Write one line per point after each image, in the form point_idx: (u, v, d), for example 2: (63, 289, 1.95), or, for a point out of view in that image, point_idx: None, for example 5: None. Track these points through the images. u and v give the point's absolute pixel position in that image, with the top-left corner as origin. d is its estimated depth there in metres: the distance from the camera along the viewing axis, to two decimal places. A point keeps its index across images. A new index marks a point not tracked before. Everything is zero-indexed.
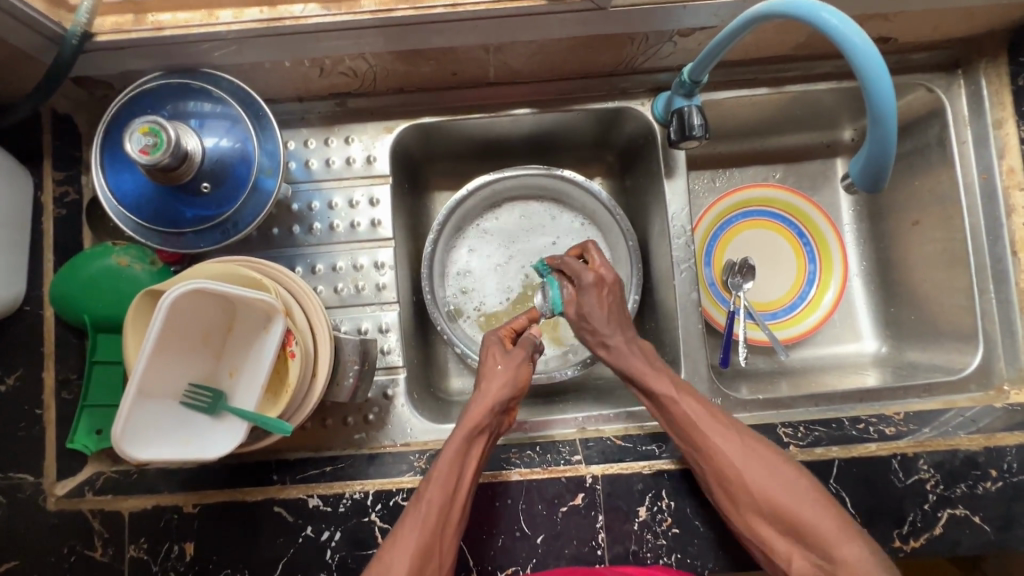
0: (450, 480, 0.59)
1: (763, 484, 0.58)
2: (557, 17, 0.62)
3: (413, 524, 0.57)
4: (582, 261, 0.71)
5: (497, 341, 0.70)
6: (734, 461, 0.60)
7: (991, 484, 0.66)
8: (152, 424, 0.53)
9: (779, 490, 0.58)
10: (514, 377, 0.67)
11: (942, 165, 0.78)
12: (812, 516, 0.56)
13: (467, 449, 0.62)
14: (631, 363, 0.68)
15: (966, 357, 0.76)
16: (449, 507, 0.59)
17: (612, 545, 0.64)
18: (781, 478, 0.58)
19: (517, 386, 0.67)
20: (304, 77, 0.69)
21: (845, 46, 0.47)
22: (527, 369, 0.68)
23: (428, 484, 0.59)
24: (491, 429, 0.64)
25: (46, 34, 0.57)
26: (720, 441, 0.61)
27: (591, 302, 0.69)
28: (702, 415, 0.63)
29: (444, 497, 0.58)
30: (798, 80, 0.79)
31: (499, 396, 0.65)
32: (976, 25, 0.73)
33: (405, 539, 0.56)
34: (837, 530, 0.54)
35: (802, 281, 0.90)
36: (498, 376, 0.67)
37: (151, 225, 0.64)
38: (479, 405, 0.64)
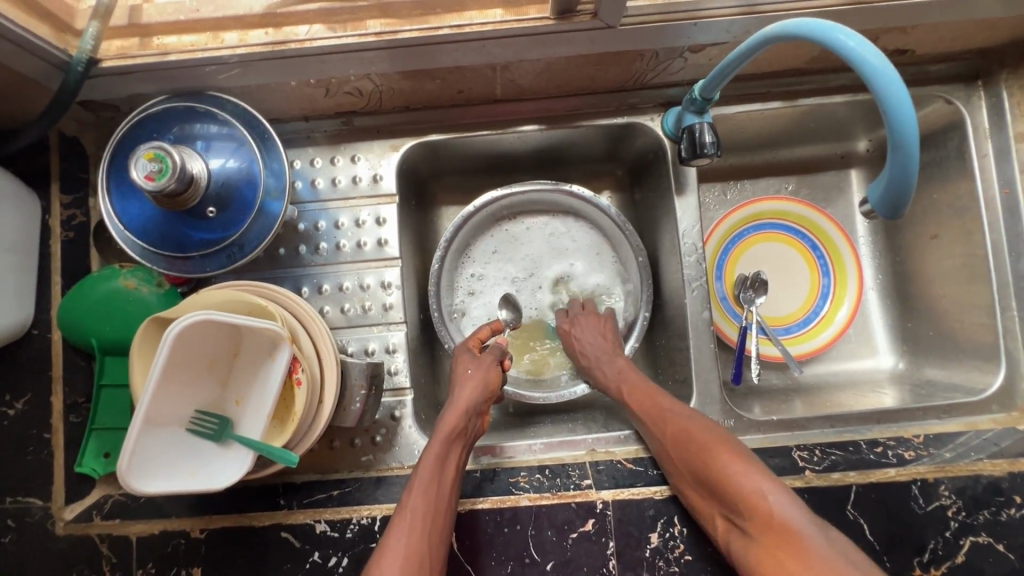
0: (432, 486, 0.60)
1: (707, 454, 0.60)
2: (565, 36, 0.61)
3: (401, 534, 0.57)
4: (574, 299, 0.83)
5: (468, 351, 0.72)
6: (684, 436, 0.62)
7: (1015, 511, 0.64)
8: (157, 455, 0.52)
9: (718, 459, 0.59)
10: (485, 381, 0.68)
11: (961, 178, 0.76)
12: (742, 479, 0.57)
13: (446, 453, 0.62)
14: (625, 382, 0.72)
15: (988, 376, 0.74)
16: (433, 513, 0.59)
17: (623, 573, 0.63)
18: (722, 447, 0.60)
19: (489, 389, 0.69)
20: (309, 96, 0.69)
21: (864, 69, 0.46)
22: (496, 373, 0.70)
23: (411, 493, 0.59)
24: (466, 433, 0.65)
25: (51, 60, 0.57)
26: (673, 426, 0.64)
27: (584, 321, 0.79)
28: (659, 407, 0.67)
29: (429, 505, 0.59)
30: (811, 93, 0.78)
31: (472, 400, 0.67)
32: (998, 36, 0.71)
33: (395, 549, 0.56)
34: (766, 491, 0.55)
35: (816, 296, 0.88)
36: (470, 381, 0.68)
37: (157, 249, 0.64)
38: (454, 411, 0.65)
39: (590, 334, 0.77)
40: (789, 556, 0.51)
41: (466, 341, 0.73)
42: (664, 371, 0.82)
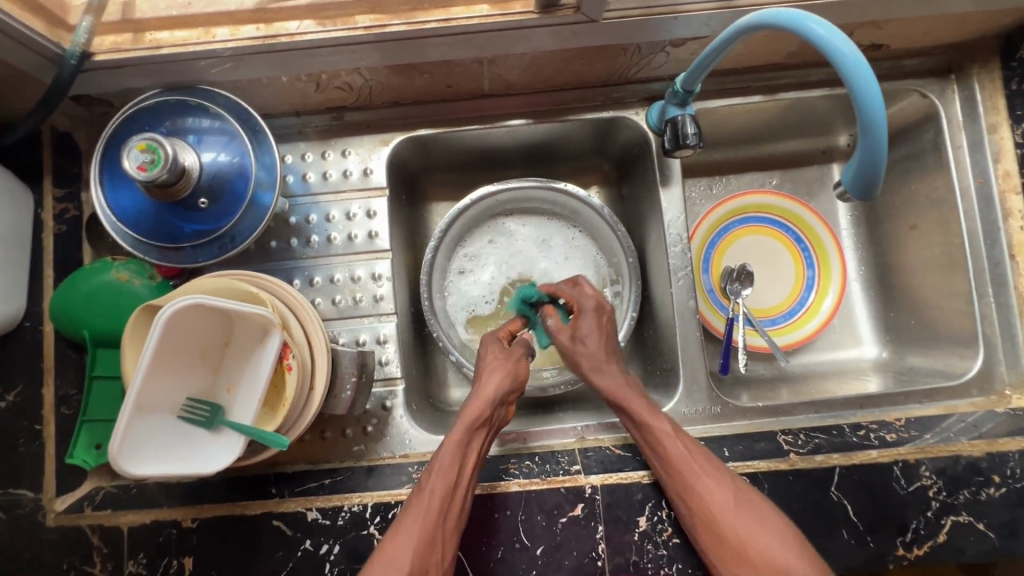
0: (453, 472, 0.60)
1: (712, 495, 0.60)
2: (549, 30, 0.62)
3: (415, 516, 0.58)
4: (578, 288, 0.74)
5: (497, 341, 0.72)
6: (692, 473, 0.62)
7: (994, 491, 0.65)
8: (149, 440, 0.53)
9: (721, 501, 0.60)
10: (513, 372, 0.69)
11: (938, 170, 0.78)
12: (751, 528, 0.59)
13: (469, 441, 0.63)
14: (620, 388, 0.68)
15: (966, 362, 0.76)
16: (450, 499, 0.59)
17: (613, 556, 0.64)
18: (725, 484, 0.61)
19: (517, 380, 0.69)
20: (300, 91, 0.70)
21: (832, 55, 0.48)
22: (526, 366, 0.70)
23: (431, 475, 0.60)
24: (490, 422, 0.66)
25: (45, 53, 0.58)
26: (677, 461, 0.62)
27: (590, 325, 0.71)
28: (664, 430, 0.64)
29: (446, 490, 0.59)
30: (791, 87, 0.80)
31: (499, 390, 0.66)
32: (969, 30, 0.73)
33: (410, 525, 0.58)
34: (777, 540, 0.58)
35: (801, 288, 0.89)
36: (498, 371, 0.68)
37: (149, 241, 0.65)
38: (478, 399, 0.65)
39: (598, 343, 0.71)
40: None
41: (496, 332, 0.73)
42: (652, 361, 0.83)
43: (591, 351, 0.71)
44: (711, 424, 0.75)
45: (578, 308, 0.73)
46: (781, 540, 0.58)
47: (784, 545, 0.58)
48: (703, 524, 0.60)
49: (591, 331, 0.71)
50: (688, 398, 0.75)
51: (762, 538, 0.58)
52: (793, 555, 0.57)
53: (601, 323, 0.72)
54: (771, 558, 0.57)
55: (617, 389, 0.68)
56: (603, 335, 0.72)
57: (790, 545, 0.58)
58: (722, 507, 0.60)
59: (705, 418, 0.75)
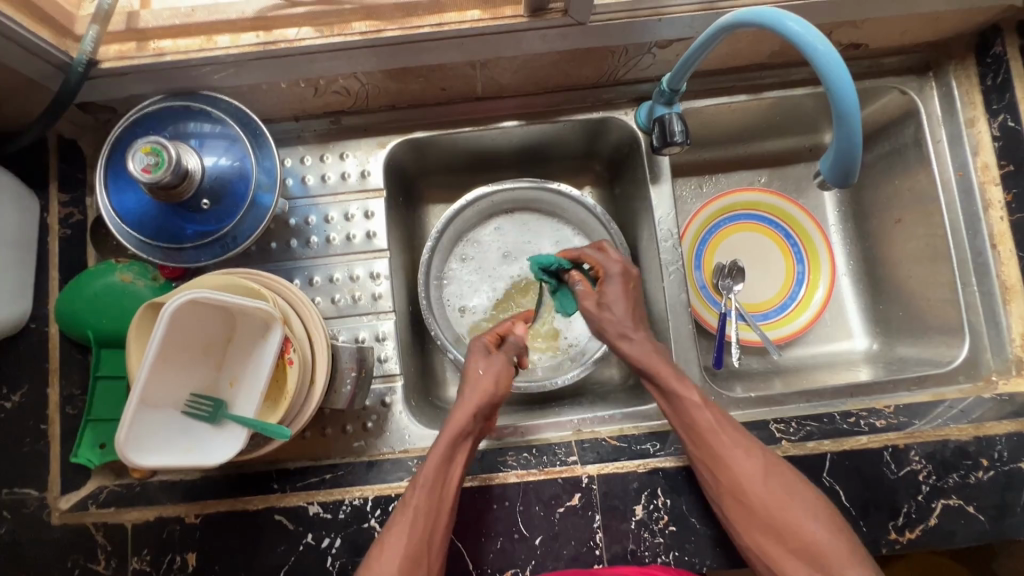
0: (438, 483, 0.61)
1: (740, 463, 0.62)
2: (538, 33, 0.65)
3: (403, 527, 0.59)
4: (604, 254, 0.74)
5: (481, 349, 0.71)
6: (722, 441, 0.63)
7: (983, 474, 0.66)
8: (153, 433, 0.54)
9: (750, 469, 0.62)
10: (494, 384, 0.67)
11: (920, 164, 0.81)
12: (778, 499, 0.60)
13: (452, 455, 0.63)
14: (650, 356, 0.68)
15: (953, 350, 0.78)
16: (436, 510, 0.60)
17: (610, 545, 0.65)
18: (754, 455, 0.63)
19: (498, 393, 0.68)
20: (300, 96, 0.72)
21: (806, 50, 0.50)
22: (507, 379, 0.69)
23: (415, 487, 0.61)
24: (472, 435, 0.65)
25: (52, 61, 0.60)
26: (708, 428, 0.64)
27: (615, 294, 0.71)
28: (695, 401, 0.65)
29: (431, 502, 0.60)
30: (775, 86, 0.82)
31: (480, 403, 0.66)
32: (943, 29, 0.76)
33: (399, 533, 0.58)
34: (804, 508, 0.59)
35: (791, 282, 0.91)
36: (479, 382, 0.67)
37: (153, 241, 0.66)
38: (461, 411, 0.65)
39: (625, 310, 0.71)
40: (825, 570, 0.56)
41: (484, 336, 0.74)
42: None
43: (617, 318, 0.70)
44: None
45: (605, 274, 0.73)
46: (808, 512, 0.59)
47: (810, 515, 0.59)
48: (731, 492, 0.61)
49: (617, 297, 0.71)
50: None
51: (795, 509, 0.59)
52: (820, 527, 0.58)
53: (626, 289, 0.72)
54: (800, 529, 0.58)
55: (645, 356, 0.68)
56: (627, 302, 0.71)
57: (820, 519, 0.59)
58: (751, 475, 0.61)
59: None
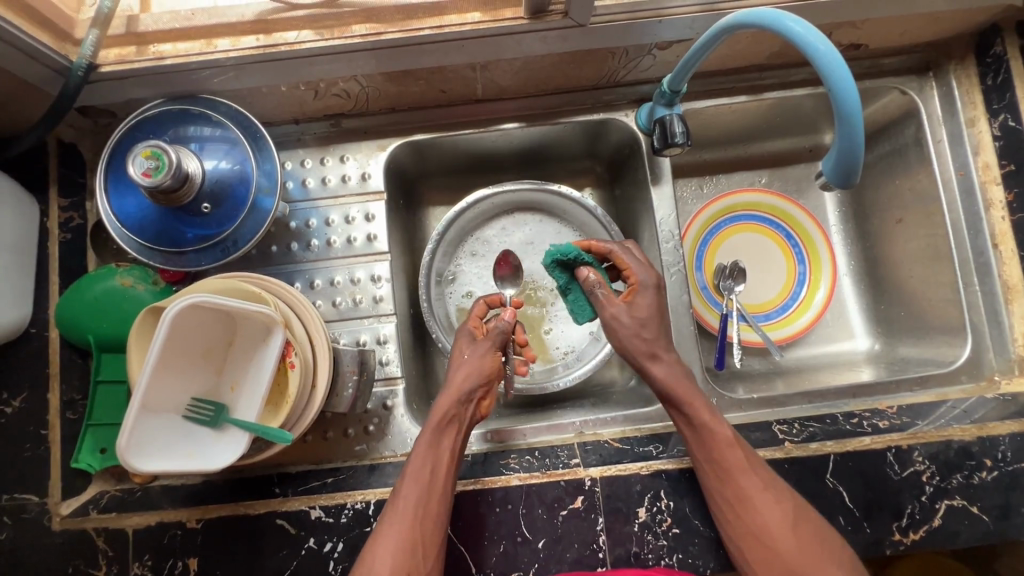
0: (426, 472, 0.62)
1: (770, 506, 0.61)
2: (538, 35, 0.65)
3: (395, 522, 0.59)
4: (636, 259, 0.71)
5: (468, 333, 0.71)
6: (753, 482, 0.62)
7: (986, 474, 0.66)
8: (154, 438, 0.53)
9: (779, 513, 0.61)
10: (479, 366, 0.67)
11: (921, 164, 0.80)
12: (805, 544, 0.59)
13: (438, 442, 0.64)
14: (682, 387, 0.67)
15: (955, 349, 0.77)
16: (426, 501, 0.60)
17: (613, 548, 0.64)
18: (783, 499, 0.61)
19: (484, 375, 0.67)
20: (300, 99, 0.72)
21: (806, 50, 0.50)
22: (490, 363, 0.68)
23: (404, 481, 0.61)
24: (459, 420, 0.65)
25: (52, 65, 0.60)
26: (738, 469, 0.62)
27: (645, 308, 0.69)
28: (727, 442, 0.63)
29: (420, 492, 0.60)
30: (775, 87, 0.82)
31: (464, 386, 0.66)
32: (943, 29, 0.76)
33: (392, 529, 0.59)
34: (826, 554, 0.59)
35: (793, 283, 0.91)
36: (463, 365, 0.68)
37: (153, 245, 0.66)
38: (446, 396, 0.66)
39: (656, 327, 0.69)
40: None
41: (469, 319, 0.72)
42: None
43: (650, 337, 0.68)
44: None
45: (637, 282, 0.70)
46: (835, 559, 0.58)
47: (837, 563, 0.58)
48: (756, 535, 0.60)
49: (650, 310, 0.69)
50: None
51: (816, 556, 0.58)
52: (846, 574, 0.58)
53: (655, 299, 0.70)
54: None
55: (673, 380, 0.67)
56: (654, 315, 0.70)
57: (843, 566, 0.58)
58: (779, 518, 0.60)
59: None
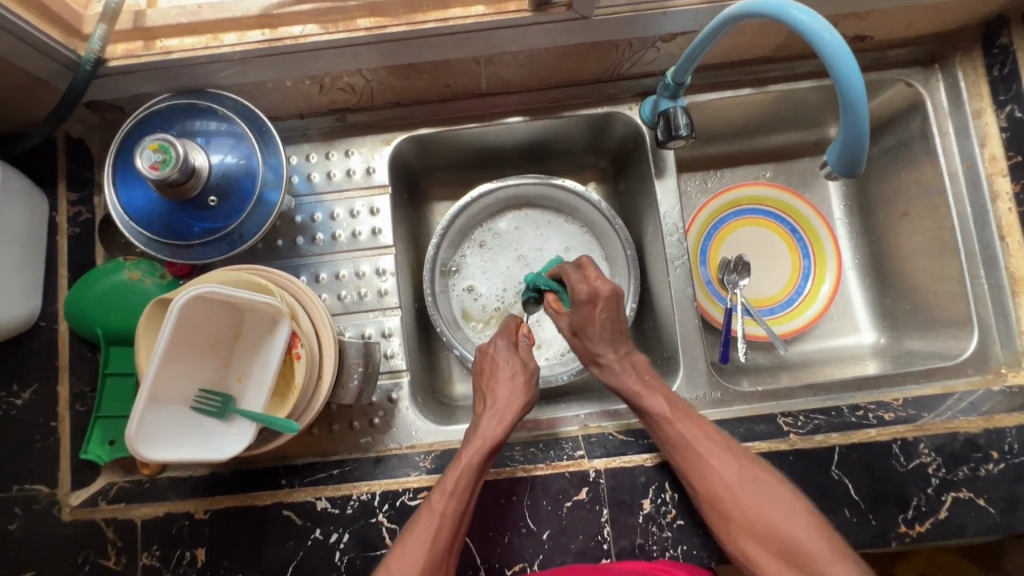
0: (466, 492, 0.61)
1: (720, 471, 0.62)
2: (542, 28, 0.65)
3: (426, 533, 0.58)
4: (578, 277, 0.69)
5: (509, 346, 0.73)
6: (699, 446, 0.64)
7: (993, 466, 0.66)
8: (162, 427, 0.54)
9: (730, 477, 0.62)
10: (525, 386, 0.70)
11: (927, 156, 0.80)
12: (762, 505, 0.60)
13: (482, 464, 0.63)
14: (626, 383, 0.69)
15: (962, 342, 0.77)
16: (461, 514, 0.60)
17: (618, 539, 0.64)
18: (735, 462, 0.63)
19: (527, 392, 0.69)
20: (305, 94, 0.73)
21: (812, 39, 0.50)
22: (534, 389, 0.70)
23: (438, 494, 0.60)
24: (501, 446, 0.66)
25: (61, 60, 0.60)
26: (696, 451, 0.63)
27: (584, 318, 0.69)
28: (666, 413, 0.66)
29: (459, 506, 0.60)
30: (780, 79, 0.82)
31: (516, 407, 0.68)
32: (949, 20, 0.76)
33: (422, 528, 0.58)
34: (791, 522, 0.58)
35: (798, 276, 0.91)
36: (512, 386, 0.69)
37: (161, 239, 0.67)
38: (496, 418, 0.66)
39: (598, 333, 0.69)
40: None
41: (506, 331, 0.75)
42: (651, 352, 0.85)
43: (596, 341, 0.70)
44: (712, 409, 0.76)
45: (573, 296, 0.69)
46: (792, 518, 0.58)
47: (793, 521, 0.58)
48: (717, 502, 0.61)
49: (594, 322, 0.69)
50: (688, 384, 0.77)
51: (776, 520, 0.59)
52: (806, 531, 0.57)
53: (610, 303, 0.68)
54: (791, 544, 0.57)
55: (622, 380, 0.69)
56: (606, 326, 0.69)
57: (811, 530, 0.58)
58: (733, 482, 0.61)
59: (706, 404, 0.76)
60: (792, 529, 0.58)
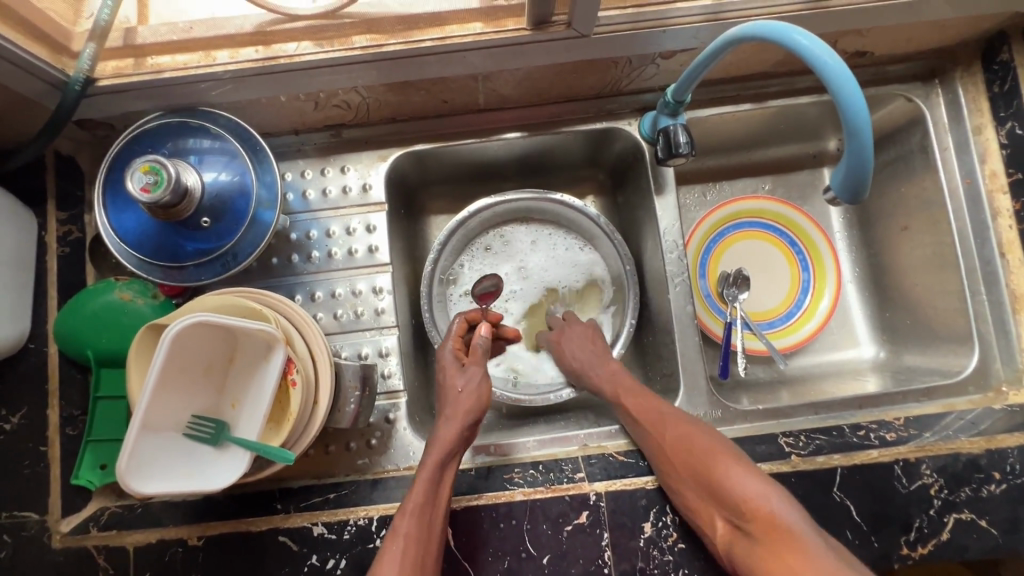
0: (427, 507, 0.60)
1: (680, 434, 0.64)
2: (540, 46, 0.64)
3: (394, 555, 0.56)
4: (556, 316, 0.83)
5: (452, 356, 0.73)
6: (660, 412, 0.68)
7: (994, 487, 0.66)
8: (155, 458, 0.53)
9: (689, 436, 0.64)
10: (476, 396, 0.69)
11: (927, 172, 0.80)
12: (719, 462, 0.60)
13: (441, 475, 0.62)
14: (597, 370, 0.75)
15: (962, 359, 0.77)
16: (426, 533, 0.58)
17: (619, 563, 0.64)
18: (694, 426, 0.65)
19: (478, 408, 0.68)
20: (299, 110, 0.72)
21: (817, 66, 0.49)
22: (487, 389, 0.70)
23: (403, 515, 0.59)
24: (460, 450, 0.66)
25: (49, 80, 0.59)
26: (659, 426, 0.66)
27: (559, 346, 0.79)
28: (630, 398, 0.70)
29: (422, 529, 0.58)
30: (779, 94, 0.82)
31: (464, 421, 0.66)
32: (950, 36, 0.75)
33: (389, 563, 0.56)
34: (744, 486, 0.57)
35: (797, 291, 0.90)
36: (459, 399, 0.68)
37: (153, 260, 0.66)
38: (444, 433, 0.65)
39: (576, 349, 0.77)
40: (789, 554, 0.51)
41: (448, 341, 0.74)
42: (651, 367, 0.84)
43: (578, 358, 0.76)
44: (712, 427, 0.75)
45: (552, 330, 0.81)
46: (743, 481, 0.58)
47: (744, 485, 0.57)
48: (680, 467, 0.63)
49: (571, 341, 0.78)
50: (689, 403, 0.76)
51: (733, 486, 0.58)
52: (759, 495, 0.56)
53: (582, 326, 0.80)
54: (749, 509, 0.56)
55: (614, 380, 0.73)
56: (590, 342, 0.77)
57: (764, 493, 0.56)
58: (691, 440, 0.63)
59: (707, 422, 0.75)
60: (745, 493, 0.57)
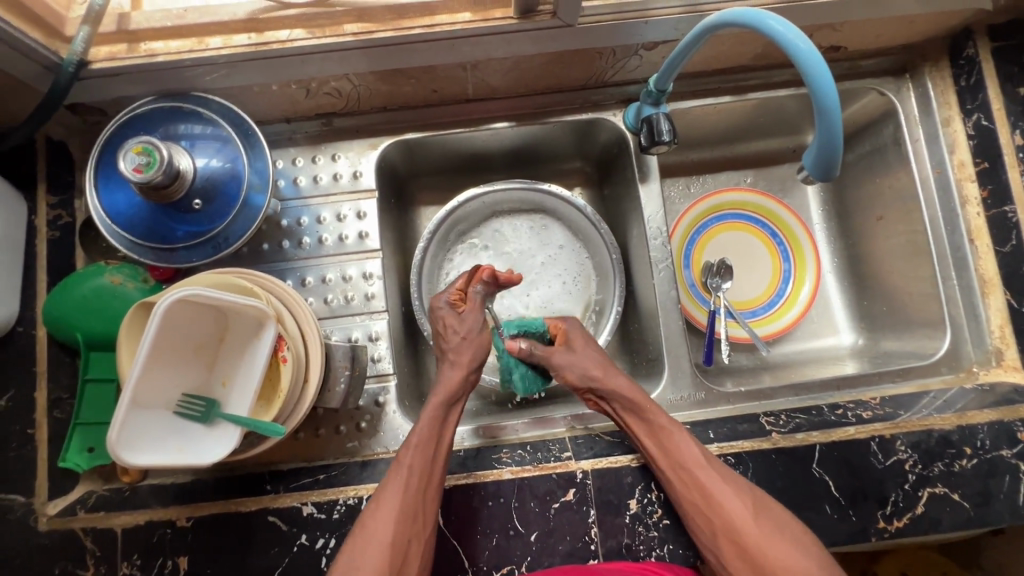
0: (430, 444, 0.64)
1: (732, 513, 0.61)
2: (527, 35, 0.66)
3: (396, 487, 0.61)
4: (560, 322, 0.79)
5: (448, 305, 0.73)
6: (706, 487, 0.63)
7: (966, 462, 0.68)
8: (145, 434, 0.53)
9: (744, 518, 0.61)
10: (479, 339, 0.72)
11: (900, 163, 0.83)
12: (779, 547, 0.59)
13: (444, 415, 0.67)
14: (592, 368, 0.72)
15: (935, 342, 0.80)
16: (429, 466, 0.63)
17: (605, 540, 0.65)
18: (733, 485, 0.63)
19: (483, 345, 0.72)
20: (291, 98, 0.73)
21: (789, 49, 0.52)
22: (487, 334, 0.73)
23: (408, 449, 0.63)
24: (462, 395, 0.70)
25: (42, 61, 0.60)
26: (696, 466, 0.64)
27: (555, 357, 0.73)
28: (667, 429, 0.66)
29: (424, 462, 0.63)
30: (758, 88, 0.85)
31: (468, 366, 0.71)
32: (919, 32, 0.79)
33: (388, 504, 0.60)
34: (798, 550, 0.59)
35: (778, 279, 0.93)
36: (468, 343, 0.71)
37: (144, 242, 0.66)
38: (452, 376, 0.69)
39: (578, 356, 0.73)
40: None
41: (445, 291, 0.74)
42: (637, 354, 0.86)
43: (583, 362, 0.73)
44: (696, 409, 0.77)
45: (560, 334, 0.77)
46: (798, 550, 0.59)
47: (791, 551, 0.59)
48: (731, 549, 0.62)
49: (584, 341, 0.75)
50: (673, 385, 0.78)
51: (779, 550, 0.59)
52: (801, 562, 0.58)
53: (587, 338, 0.76)
54: (785, 567, 0.59)
55: (632, 392, 0.70)
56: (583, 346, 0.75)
57: (813, 557, 0.58)
58: (744, 519, 0.61)
59: (690, 404, 0.77)
60: (790, 560, 0.59)
